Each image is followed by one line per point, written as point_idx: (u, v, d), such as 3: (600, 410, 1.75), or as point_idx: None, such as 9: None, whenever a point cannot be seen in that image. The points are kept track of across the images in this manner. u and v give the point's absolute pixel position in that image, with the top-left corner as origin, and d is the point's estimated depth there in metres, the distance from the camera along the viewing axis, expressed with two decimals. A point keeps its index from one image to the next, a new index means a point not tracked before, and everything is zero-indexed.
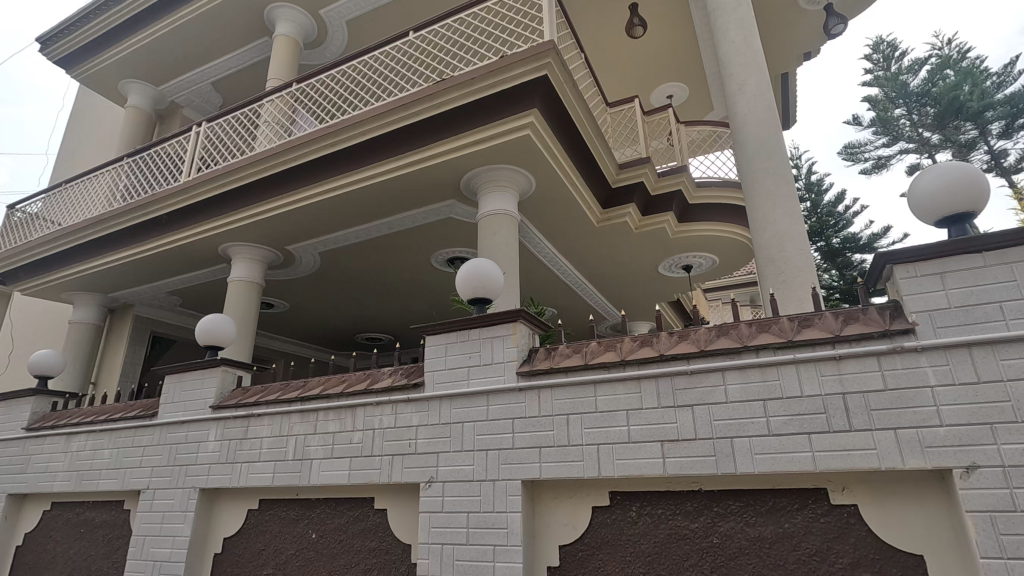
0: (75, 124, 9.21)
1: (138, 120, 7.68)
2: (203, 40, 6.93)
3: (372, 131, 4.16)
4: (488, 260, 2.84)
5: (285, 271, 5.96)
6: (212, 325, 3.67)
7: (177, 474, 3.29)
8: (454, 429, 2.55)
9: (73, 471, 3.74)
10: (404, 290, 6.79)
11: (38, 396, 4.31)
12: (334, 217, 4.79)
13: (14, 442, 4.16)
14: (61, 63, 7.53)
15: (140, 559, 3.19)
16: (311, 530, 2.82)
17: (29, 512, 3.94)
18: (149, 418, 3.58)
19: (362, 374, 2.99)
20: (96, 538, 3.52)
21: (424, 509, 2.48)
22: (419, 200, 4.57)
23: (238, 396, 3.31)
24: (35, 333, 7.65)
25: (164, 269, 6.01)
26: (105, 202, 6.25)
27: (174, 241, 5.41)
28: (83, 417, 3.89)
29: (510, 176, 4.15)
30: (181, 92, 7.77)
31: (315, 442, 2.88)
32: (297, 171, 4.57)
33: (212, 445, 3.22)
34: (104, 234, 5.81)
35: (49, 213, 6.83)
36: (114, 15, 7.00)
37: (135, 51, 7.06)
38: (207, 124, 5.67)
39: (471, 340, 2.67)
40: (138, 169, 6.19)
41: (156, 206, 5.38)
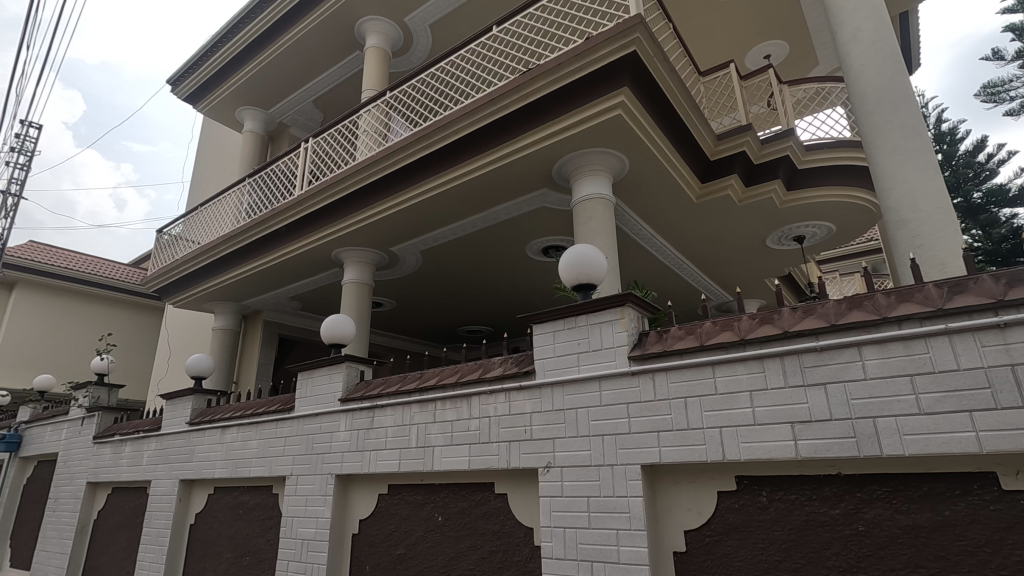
0: (203, 152, 10.31)
1: (253, 143, 8.45)
2: (303, 62, 7.47)
3: (463, 129, 4.28)
4: (589, 245, 2.81)
5: (391, 271, 6.31)
6: (335, 325, 3.97)
7: (315, 462, 3.60)
8: (568, 415, 2.57)
9: (229, 459, 4.24)
10: (502, 282, 6.93)
11: (195, 394, 4.91)
12: (433, 216, 4.98)
13: (181, 435, 4.78)
14: (189, 100, 8.47)
15: (290, 538, 3.54)
16: (437, 514, 2.98)
17: (197, 495, 4.52)
18: (288, 412, 3.95)
19: (474, 364, 3.10)
20: (252, 518, 3.97)
21: (544, 494, 2.53)
22: (512, 193, 4.63)
23: (361, 389, 3.57)
24: (186, 340, 8.72)
25: (286, 277, 6.59)
26: (234, 220, 6.96)
27: (292, 250, 5.91)
28: (234, 412, 4.38)
29: (603, 159, 4.07)
30: (288, 112, 8.43)
31: (435, 430, 3.03)
32: (397, 175, 4.81)
33: (343, 435, 3.49)
34: (236, 249, 6.49)
35: (189, 234, 7.73)
36: (228, 50, 7.75)
37: (247, 80, 7.77)
38: (314, 139, 6.12)
39: (579, 326, 2.67)
40: (258, 188, 6.82)
41: (275, 219, 5.91)
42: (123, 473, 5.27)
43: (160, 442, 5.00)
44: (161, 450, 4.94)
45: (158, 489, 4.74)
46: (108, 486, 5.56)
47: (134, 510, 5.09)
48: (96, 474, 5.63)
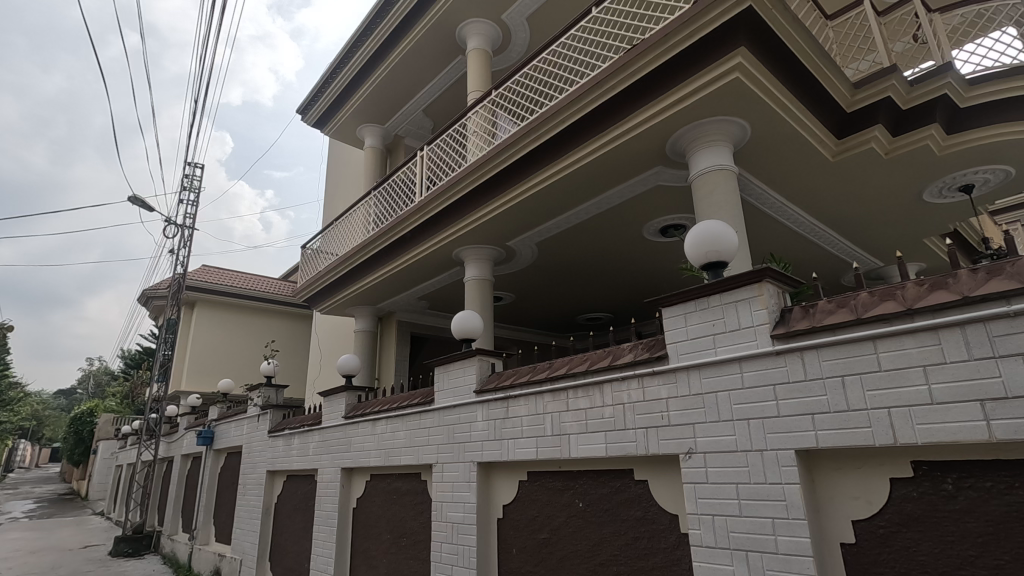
0: (332, 172, 11.30)
1: (374, 157, 9.11)
2: (412, 74, 7.90)
3: (571, 117, 4.28)
4: (717, 221, 2.67)
5: (509, 265, 6.48)
6: (465, 321, 4.18)
7: (457, 450, 3.82)
8: (708, 399, 2.47)
9: (382, 449, 4.64)
10: (621, 267, 6.81)
11: (348, 391, 5.42)
12: (546, 208, 5.04)
13: (339, 427, 5.31)
14: (317, 125, 9.34)
15: (441, 521, 3.80)
16: (578, 500, 3.03)
17: (357, 482, 5.00)
18: (429, 404, 4.23)
19: (603, 352, 3.09)
20: (406, 502, 4.31)
21: (687, 480, 2.46)
22: (625, 175, 4.52)
23: (495, 380, 3.72)
24: (334, 343, 9.66)
25: (414, 279, 7.05)
26: (364, 230, 7.57)
27: (418, 253, 6.30)
28: (382, 406, 4.78)
29: (722, 127, 3.83)
30: (402, 124, 8.97)
31: (569, 418, 3.07)
32: (508, 171, 4.94)
33: (481, 425, 3.66)
34: (369, 257, 7.07)
35: (327, 247, 8.53)
36: (346, 74, 8.43)
37: (364, 99, 8.39)
38: (429, 147, 6.47)
39: (712, 307, 2.55)
40: (382, 199, 7.35)
41: (401, 225, 6.35)
42: (294, 462, 5.98)
43: (322, 434, 5.60)
44: (324, 442, 5.53)
45: (325, 477, 5.31)
46: (283, 473, 6.35)
47: (306, 494, 5.77)
48: (274, 463, 6.45)
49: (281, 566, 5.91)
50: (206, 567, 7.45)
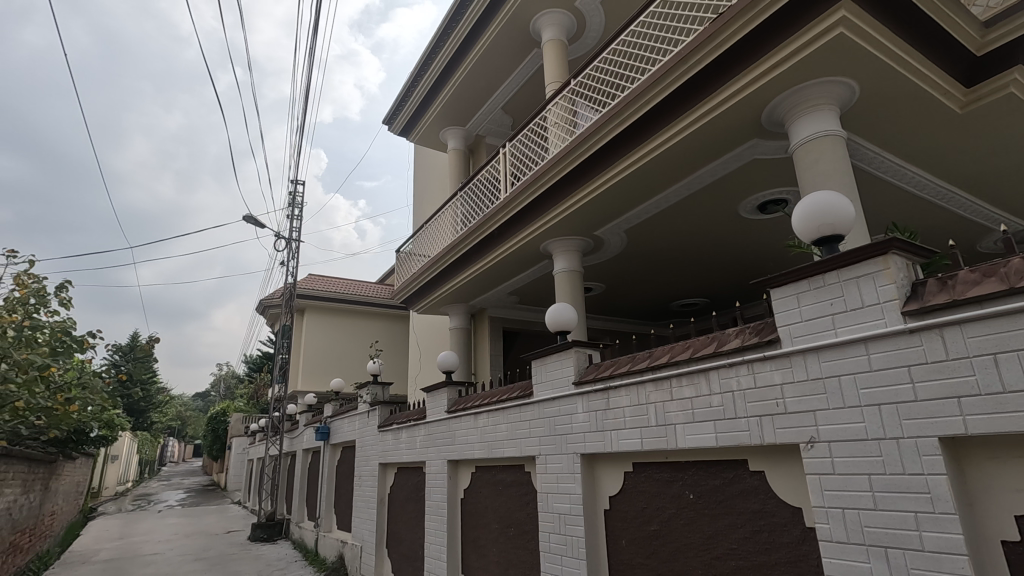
0: (419, 177, 11.74)
1: (458, 159, 9.34)
2: (490, 73, 8.03)
3: (656, 97, 4.15)
4: (829, 192, 2.46)
5: (597, 255, 6.40)
6: (559, 313, 4.18)
7: (559, 442, 3.84)
8: (829, 384, 2.30)
9: (485, 441, 4.76)
10: (716, 249, 6.50)
11: (449, 386, 5.62)
12: (634, 194, 4.93)
13: (443, 421, 5.52)
14: (403, 133, 9.74)
15: (548, 512, 3.84)
16: (688, 491, 2.94)
17: (463, 473, 5.17)
18: (528, 397, 4.28)
19: (707, 338, 2.97)
20: (512, 493, 4.41)
21: (810, 471, 2.31)
22: (717, 152, 4.31)
23: (593, 371, 3.70)
24: (431, 340, 10.05)
25: (504, 275, 7.17)
26: (453, 231, 7.80)
27: (506, 250, 6.40)
28: (482, 400, 4.91)
29: (827, 90, 3.52)
30: (482, 124, 9.13)
31: (674, 408, 2.98)
32: (593, 159, 4.88)
33: (582, 416, 3.66)
34: (460, 256, 7.29)
35: (419, 249, 8.89)
36: (427, 80, 8.73)
37: (445, 103, 8.65)
38: (511, 143, 6.55)
39: (829, 285, 2.36)
40: (468, 199, 7.53)
41: (489, 223, 6.48)
42: (403, 455, 6.30)
43: (427, 428, 5.86)
44: (429, 435, 5.77)
45: (432, 469, 5.55)
46: (394, 465, 6.71)
47: (417, 485, 6.06)
48: (385, 456, 6.84)
49: (398, 553, 6.25)
50: (331, 552, 8.07)
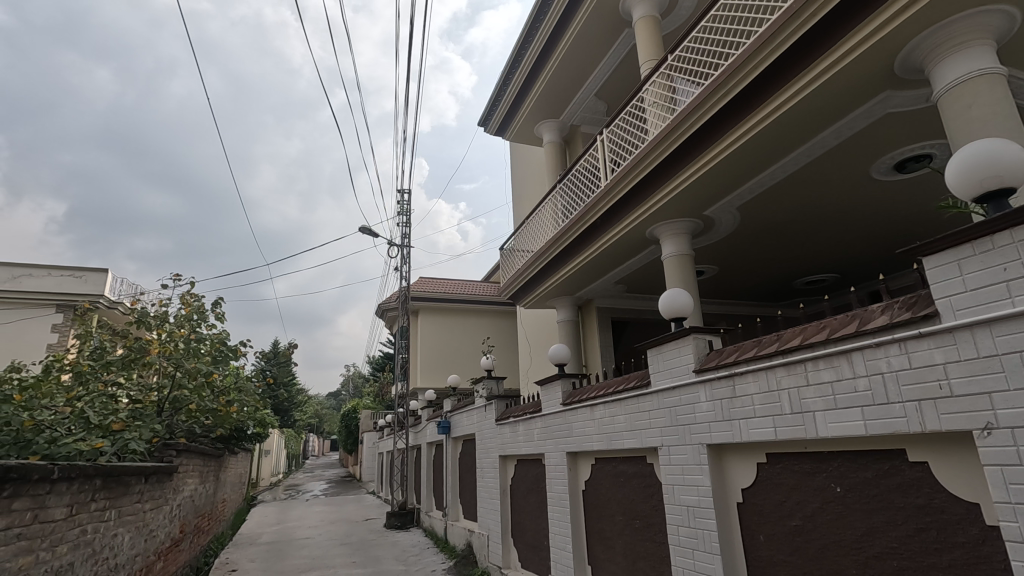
0: (516, 174, 11.90)
1: (555, 151, 9.33)
2: (581, 61, 7.92)
3: (766, 61, 3.86)
4: (991, 140, 2.13)
5: (708, 237, 6.08)
6: (672, 299, 4.03)
7: (683, 433, 3.70)
8: (1007, 362, 1.99)
9: (603, 433, 4.72)
10: (844, 219, 5.91)
11: (562, 379, 5.64)
12: (744, 167, 4.62)
13: (559, 414, 5.55)
14: (499, 132, 9.95)
15: (674, 504, 3.72)
16: (834, 484, 2.70)
17: (583, 465, 5.17)
18: (646, 387, 4.17)
19: (845, 317, 2.70)
20: (635, 485, 4.33)
21: (988, 462, 2.02)
22: (840, 112, 3.91)
23: (715, 358, 3.51)
24: (540, 334, 10.16)
25: (609, 264, 7.07)
26: (554, 224, 7.82)
27: (610, 238, 6.29)
28: (598, 392, 4.87)
29: (977, 23, 3.05)
30: (576, 114, 9.03)
31: (812, 394, 2.75)
32: (698, 136, 4.65)
33: (706, 406, 3.49)
34: (564, 248, 7.30)
35: (521, 245, 9.01)
36: (520, 77, 8.83)
37: (539, 97, 8.69)
38: (608, 129, 6.42)
39: (998, 248, 2.04)
40: (567, 191, 7.50)
41: (591, 213, 6.42)
42: (522, 447, 6.43)
43: (544, 421, 5.92)
44: (546, 428, 5.84)
45: (552, 460, 5.61)
46: (514, 458, 6.87)
47: (537, 477, 6.17)
48: (504, 449, 7.02)
49: (523, 544, 6.40)
50: (460, 540, 8.46)
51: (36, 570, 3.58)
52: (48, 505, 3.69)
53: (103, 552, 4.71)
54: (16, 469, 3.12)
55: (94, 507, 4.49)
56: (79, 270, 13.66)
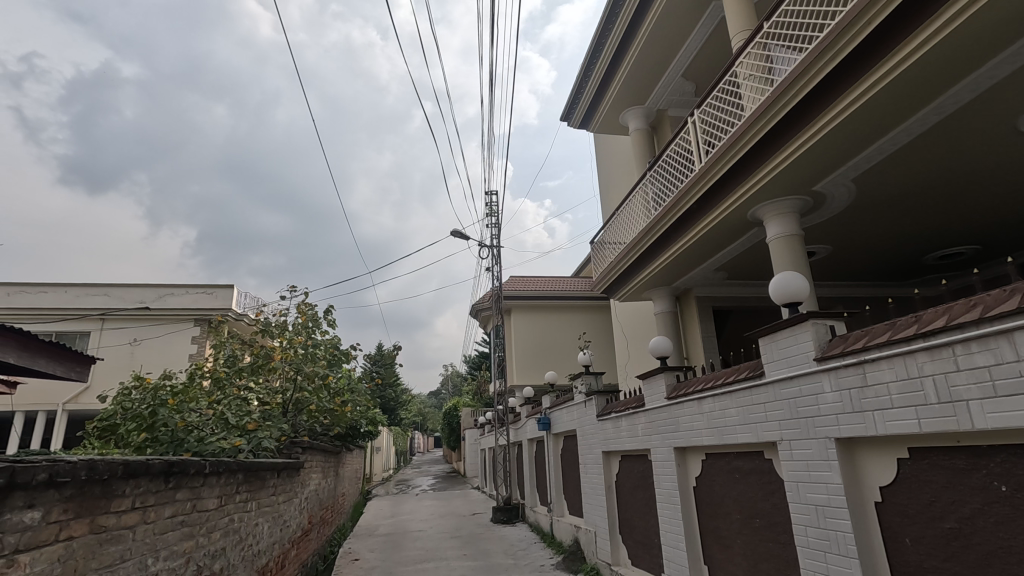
0: (602, 166, 11.69)
1: (642, 139, 9.07)
2: (666, 42, 7.62)
3: (882, 14, 3.50)
4: None
5: (818, 214, 5.61)
6: (785, 284, 3.76)
7: (805, 426, 3.44)
8: None
9: (714, 427, 4.50)
10: (984, 180, 5.19)
11: (665, 371, 5.45)
12: (859, 135, 4.21)
13: (663, 408, 5.38)
14: (582, 124, 9.97)
15: (800, 503, 3.46)
16: (998, 483, 2.38)
17: (693, 461, 4.98)
18: (759, 377, 3.93)
19: (1002, 293, 2.38)
20: (752, 482, 4.10)
21: None
22: (976, 61, 3.44)
23: (839, 344, 3.22)
24: (637, 327, 9.91)
25: (707, 251, 6.74)
26: (646, 213, 7.59)
27: (708, 223, 5.99)
28: (705, 384, 4.66)
29: None
30: (662, 98, 8.70)
31: (964, 381, 2.44)
32: (803, 105, 4.30)
33: (831, 397, 3.22)
34: (658, 238, 7.08)
35: (612, 237, 8.84)
36: (602, 66, 8.69)
37: (622, 84, 8.50)
38: (699, 110, 6.13)
39: None
40: (657, 179, 7.25)
41: (685, 198, 6.16)
42: (626, 443, 6.31)
43: (648, 416, 5.76)
44: (650, 423, 5.68)
45: (659, 456, 5.45)
46: (618, 453, 6.76)
47: (644, 473, 6.02)
48: (607, 445, 6.92)
49: (633, 541, 6.27)
50: (566, 536, 8.46)
51: (197, 553, 4.05)
52: (203, 496, 4.17)
53: (248, 539, 5.23)
54: (178, 464, 3.55)
55: (239, 498, 5.00)
56: (211, 287, 15.31)
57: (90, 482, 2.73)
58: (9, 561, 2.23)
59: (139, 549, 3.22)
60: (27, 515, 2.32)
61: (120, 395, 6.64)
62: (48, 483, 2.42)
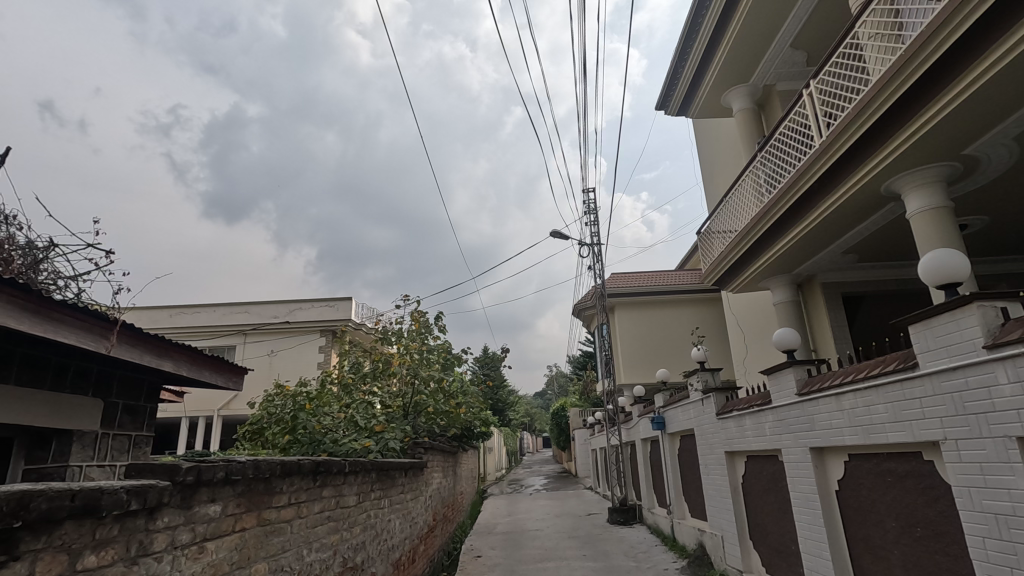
0: (705, 151, 11.13)
1: (748, 120, 8.54)
2: (770, 11, 7.09)
3: None
4: None
5: (971, 181, 4.91)
6: (938, 263, 3.33)
7: (976, 424, 3.03)
8: None
9: (857, 426, 4.09)
10: None
11: (794, 365, 5.04)
12: (1019, 87, 3.64)
13: (794, 405, 4.99)
14: (683, 109, 9.61)
15: (973, 511, 3.05)
16: None
17: (834, 462, 4.57)
18: (911, 369, 3.51)
19: None
20: (909, 487, 3.68)
21: None
22: None
23: (1016, 329, 2.79)
24: (755, 319, 9.31)
25: (834, 232, 6.14)
26: (757, 198, 7.10)
27: (833, 203, 5.49)
28: (843, 378, 4.25)
29: None
30: (769, 73, 8.08)
31: None
32: (945, 61, 3.79)
33: (1008, 389, 2.80)
34: (775, 221, 6.56)
35: (720, 226, 8.38)
36: (700, 46, 8.27)
37: (723, 62, 8.03)
38: (815, 81, 5.62)
39: None
40: (770, 159, 6.74)
41: (804, 178, 5.69)
42: (753, 443, 5.94)
43: (776, 414, 5.39)
44: (779, 421, 5.30)
45: (792, 457, 5.07)
46: (743, 454, 6.39)
47: (775, 475, 5.63)
48: (730, 445, 6.57)
49: (766, 547, 5.89)
50: (690, 540, 8.14)
51: (342, 546, 4.41)
52: (344, 493, 4.53)
53: (383, 533, 5.61)
54: (323, 463, 3.89)
55: (374, 496, 5.37)
56: (333, 300, 16.64)
57: (255, 479, 3.07)
58: (200, 547, 2.56)
59: (296, 541, 3.56)
60: (210, 508, 2.65)
61: (266, 401, 7.41)
62: (225, 480, 2.75)
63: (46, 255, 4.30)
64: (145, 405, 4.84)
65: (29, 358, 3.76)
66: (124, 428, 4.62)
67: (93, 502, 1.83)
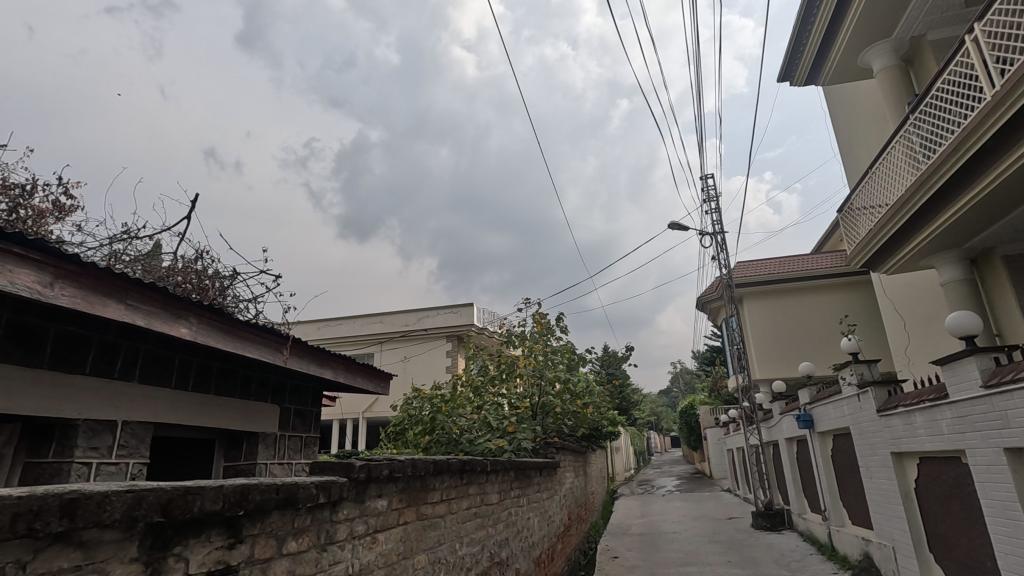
0: (841, 120, 10.09)
1: (892, 80, 7.63)
2: None
3: None
4: None
5: None
6: None
7: None
8: None
9: None
10: None
11: (977, 354, 4.37)
12: None
13: (978, 400, 4.35)
14: (813, 76, 8.80)
15: None
16: None
17: None
18: None
19: None
20: None
21: None
22: None
23: None
24: (919, 303, 8.21)
25: (1016, 196, 5.23)
26: (911, 166, 6.28)
27: (1013, 163, 4.68)
28: None
29: None
30: (916, 24, 7.10)
31: None
32: None
33: None
34: (935, 190, 5.75)
35: (865, 201, 7.53)
36: (829, 6, 7.53)
37: (857, 20, 7.23)
38: (981, 25, 4.86)
39: None
40: (924, 121, 5.93)
41: (973, 138, 4.93)
42: (926, 443, 5.26)
43: (954, 409, 4.72)
44: (959, 418, 4.64)
45: (979, 459, 4.42)
46: (914, 455, 5.68)
47: (958, 479, 4.93)
48: (897, 445, 5.88)
49: (952, 561, 5.17)
50: (852, 549, 7.38)
51: (489, 542, 4.61)
52: (487, 491, 4.75)
53: (524, 530, 5.78)
54: (468, 463, 4.10)
55: (513, 494, 5.55)
56: (456, 306, 17.48)
57: (413, 477, 3.33)
58: (372, 537, 2.84)
59: (449, 536, 3.79)
60: (378, 502, 2.92)
61: (405, 403, 7.95)
62: (390, 477, 3.02)
63: (229, 282, 5.06)
64: (311, 408, 5.46)
65: (223, 371, 4.41)
66: (297, 430, 5.25)
67: (293, 495, 2.10)
